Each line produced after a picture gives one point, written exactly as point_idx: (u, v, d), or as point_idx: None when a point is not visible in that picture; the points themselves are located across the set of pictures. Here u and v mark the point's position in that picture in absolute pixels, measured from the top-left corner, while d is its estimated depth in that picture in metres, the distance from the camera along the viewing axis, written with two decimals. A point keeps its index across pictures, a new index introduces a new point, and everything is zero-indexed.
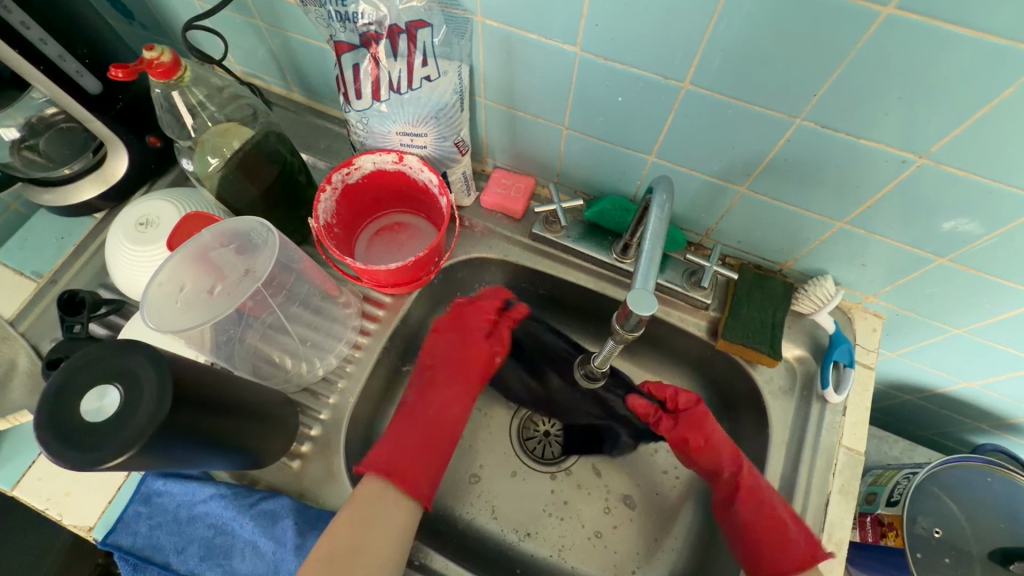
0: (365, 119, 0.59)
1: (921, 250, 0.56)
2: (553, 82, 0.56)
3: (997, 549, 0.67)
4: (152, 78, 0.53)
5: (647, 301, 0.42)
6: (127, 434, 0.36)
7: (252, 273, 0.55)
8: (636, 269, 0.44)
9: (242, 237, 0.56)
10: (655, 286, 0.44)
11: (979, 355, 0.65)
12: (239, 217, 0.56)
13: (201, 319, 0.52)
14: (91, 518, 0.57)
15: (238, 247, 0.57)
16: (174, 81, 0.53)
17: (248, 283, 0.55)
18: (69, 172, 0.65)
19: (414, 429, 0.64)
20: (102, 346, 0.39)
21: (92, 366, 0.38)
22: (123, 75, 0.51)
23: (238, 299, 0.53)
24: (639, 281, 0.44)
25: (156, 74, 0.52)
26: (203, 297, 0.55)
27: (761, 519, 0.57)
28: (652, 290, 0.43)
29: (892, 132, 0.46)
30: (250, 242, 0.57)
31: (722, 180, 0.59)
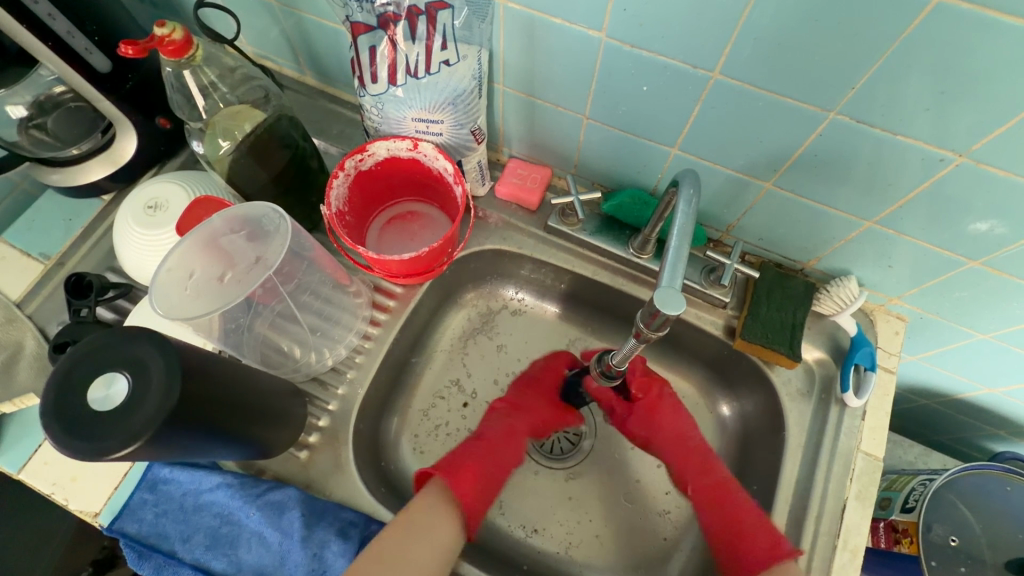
0: (380, 104, 0.57)
1: (953, 252, 0.54)
2: (576, 68, 0.54)
3: (1015, 559, 0.66)
4: (162, 57, 0.51)
5: (675, 300, 0.40)
6: (134, 425, 0.34)
7: (263, 261, 0.54)
8: (662, 267, 0.42)
9: (252, 223, 0.55)
10: (681, 284, 0.42)
11: (1003, 361, 0.64)
12: (250, 202, 0.54)
13: (212, 307, 0.51)
14: (97, 503, 0.56)
15: (248, 233, 0.56)
16: (185, 60, 0.52)
17: (258, 270, 0.53)
18: (77, 152, 0.64)
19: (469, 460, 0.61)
20: (111, 332, 0.37)
21: (99, 352, 0.36)
22: (133, 52, 0.49)
23: (248, 287, 0.52)
24: (665, 278, 0.42)
25: (167, 52, 0.50)
26: (213, 285, 0.53)
27: (723, 512, 0.58)
28: (679, 288, 0.41)
29: (931, 128, 0.44)
30: (261, 228, 0.55)
31: (747, 175, 0.57)
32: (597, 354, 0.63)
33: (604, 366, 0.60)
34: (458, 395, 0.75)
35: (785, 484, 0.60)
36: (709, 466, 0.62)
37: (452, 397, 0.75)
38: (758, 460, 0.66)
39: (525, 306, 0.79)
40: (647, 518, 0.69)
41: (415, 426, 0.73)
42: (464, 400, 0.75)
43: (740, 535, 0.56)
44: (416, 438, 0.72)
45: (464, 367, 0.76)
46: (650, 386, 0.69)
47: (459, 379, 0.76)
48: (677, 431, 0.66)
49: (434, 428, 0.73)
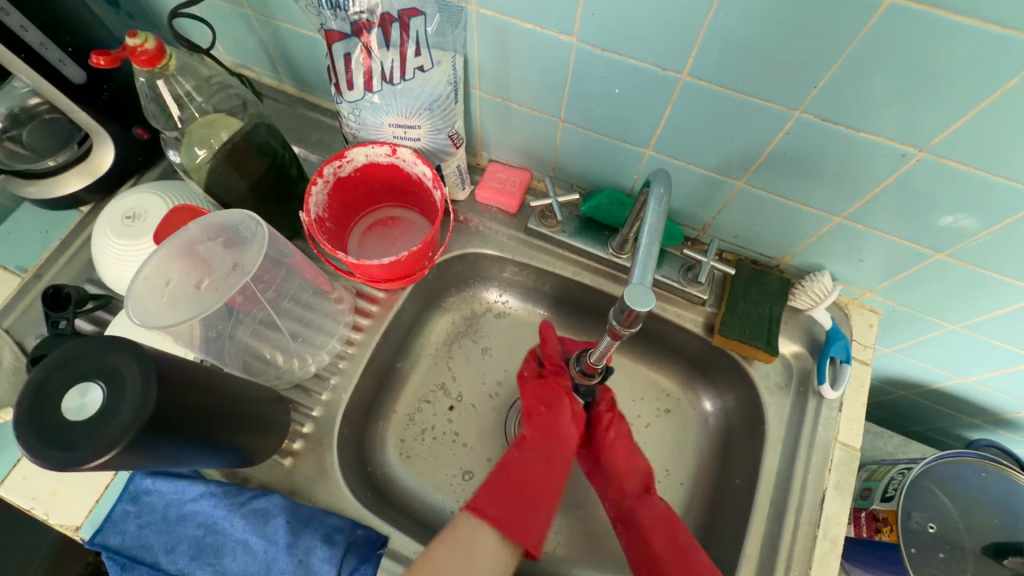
0: (357, 111, 0.58)
1: (920, 245, 0.55)
2: (549, 72, 0.55)
3: (991, 544, 0.66)
4: (136, 67, 0.51)
5: (644, 297, 0.41)
6: (108, 434, 0.34)
7: (241, 267, 0.54)
8: (633, 264, 0.43)
9: (229, 229, 0.55)
10: (652, 280, 0.43)
11: (974, 350, 0.66)
12: (227, 210, 0.54)
13: (190, 314, 0.51)
14: (79, 516, 0.56)
15: (225, 240, 0.56)
16: (159, 69, 0.52)
17: (236, 277, 0.53)
18: (53, 163, 0.64)
19: (515, 486, 0.57)
20: (86, 341, 0.37)
21: (75, 361, 0.36)
22: (106, 62, 0.49)
23: (227, 294, 0.52)
24: (636, 275, 0.43)
25: (140, 62, 0.50)
26: (190, 292, 0.53)
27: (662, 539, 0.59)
28: (650, 285, 0.42)
29: (892, 125, 0.45)
30: (238, 235, 0.55)
31: (719, 174, 0.58)
32: (575, 354, 0.63)
33: (585, 366, 0.60)
34: (443, 398, 0.75)
35: (766, 476, 0.61)
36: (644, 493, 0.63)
37: (437, 401, 0.75)
38: (741, 455, 0.66)
39: (508, 308, 0.80)
40: None
41: (401, 430, 0.73)
42: (449, 403, 0.75)
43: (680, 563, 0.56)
44: (402, 442, 0.72)
45: (449, 371, 0.77)
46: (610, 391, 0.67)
47: (444, 383, 0.76)
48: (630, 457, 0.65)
49: (420, 432, 0.73)
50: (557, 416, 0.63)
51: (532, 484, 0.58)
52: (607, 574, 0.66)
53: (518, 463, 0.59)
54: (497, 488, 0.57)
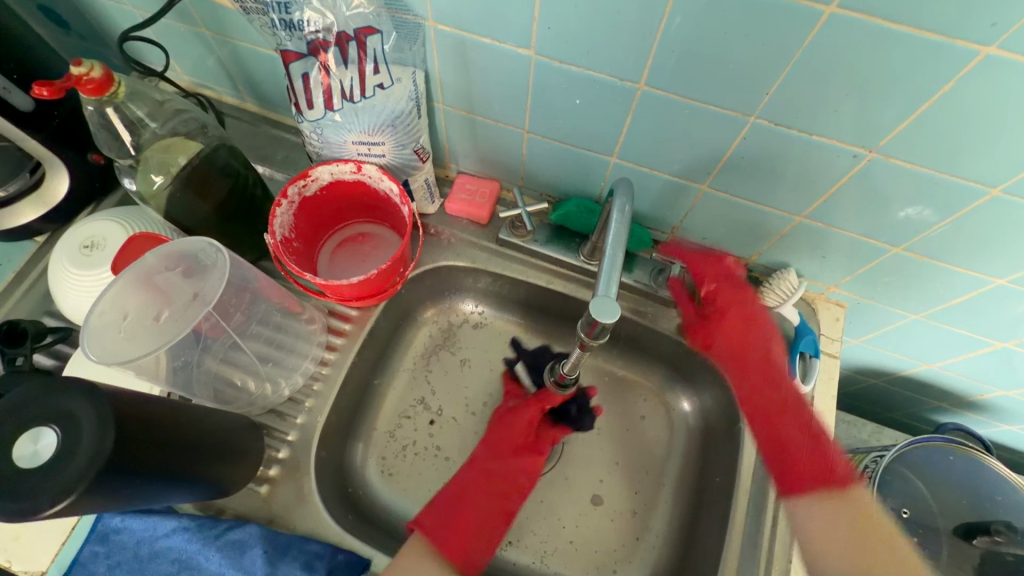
0: (319, 130, 0.57)
1: (878, 240, 0.57)
2: (511, 85, 0.55)
3: (961, 524, 0.68)
4: (83, 96, 0.50)
5: (610, 308, 0.41)
6: (61, 482, 0.33)
7: (202, 296, 0.53)
8: (598, 276, 0.43)
9: (188, 258, 0.54)
10: (617, 292, 0.43)
11: (935, 337, 0.68)
12: (185, 238, 0.53)
13: (150, 347, 0.49)
14: (43, 561, 0.53)
15: (185, 269, 0.54)
16: (107, 98, 0.50)
17: (197, 307, 0.52)
18: (5, 194, 0.61)
19: (455, 499, 0.62)
20: (42, 384, 0.36)
21: (29, 405, 0.35)
22: (50, 92, 0.48)
23: (189, 324, 0.51)
24: (601, 287, 0.43)
25: (86, 91, 0.49)
26: (149, 325, 0.52)
27: (784, 435, 0.58)
28: (614, 297, 0.42)
29: (842, 127, 0.46)
30: (198, 263, 0.54)
31: (683, 179, 0.59)
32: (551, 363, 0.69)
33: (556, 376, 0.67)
34: (423, 413, 0.75)
35: (744, 474, 0.61)
36: (774, 373, 0.62)
37: (417, 416, 0.75)
38: (721, 453, 0.67)
39: (485, 319, 0.80)
40: (614, 520, 0.69)
41: (382, 448, 0.72)
42: (430, 417, 0.75)
43: (812, 461, 0.56)
44: (384, 460, 0.72)
45: (429, 386, 0.76)
46: (715, 273, 0.65)
47: (424, 398, 0.76)
48: (749, 305, 0.64)
49: (401, 449, 0.73)
50: (512, 436, 0.68)
51: (471, 502, 0.62)
52: None
53: (469, 483, 0.64)
54: (445, 509, 0.61)
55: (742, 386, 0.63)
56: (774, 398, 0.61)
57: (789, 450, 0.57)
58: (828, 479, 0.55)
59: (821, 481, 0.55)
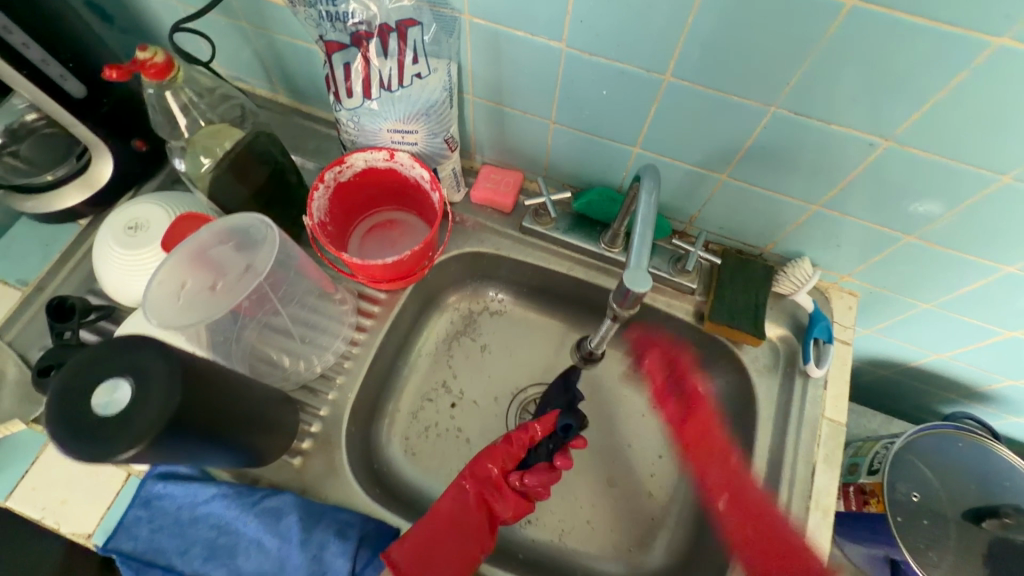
0: (356, 118, 0.60)
1: (890, 229, 0.59)
2: (540, 75, 0.57)
3: (970, 509, 0.70)
4: (145, 79, 0.53)
5: (643, 279, 0.45)
6: (135, 431, 0.35)
7: (254, 268, 0.55)
8: (630, 250, 0.46)
9: (239, 233, 0.56)
10: (647, 265, 0.47)
11: (946, 326, 0.70)
12: (236, 214, 0.56)
13: (204, 316, 0.53)
14: (89, 524, 0.56)
15: (236, 244, 0.57)
16: (167, 82, 0.53)
17: (249, 279, 0.55)
18: (51, 178, 0.66)
19: (434, 529, 0.57)
20: (115, 340, 0.38)
21: (103, 359, 0.37)
22: (117, 74, 0.50)
23: (240, 296, 0.54)
24: (634, 260, 0.46)
25: (150, 75, 0.52)
26: (205, 294, 0.55)
27: (768, 524, 0.56)
28: (645, 269, 0.46)
29: (859, 116, 0.49)
30: (248, 238, 0.57)
31: (703, 169, 0.61)
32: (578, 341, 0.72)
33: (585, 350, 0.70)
34: (445, 396, 0.77)
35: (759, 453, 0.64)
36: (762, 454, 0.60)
37: (439, 398, 0.77)
38: (736, 436, 0.69)
39: (505, 307, 0.83)
40: (630, 501, 0.71)
41: (406, 428, 0.75)
42: (451, 400, 0.77)
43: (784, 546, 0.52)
44: (407, 440, 0.74)
45: (450, 370, 0.79)
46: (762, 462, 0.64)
47: (446, 381, 0.78)
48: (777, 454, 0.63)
49: (424, 429, 0.75)
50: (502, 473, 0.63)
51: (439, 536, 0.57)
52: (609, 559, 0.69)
53: (445, 519, 0.58)
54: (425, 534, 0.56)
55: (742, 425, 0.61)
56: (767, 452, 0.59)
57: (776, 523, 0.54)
58: None
59: None
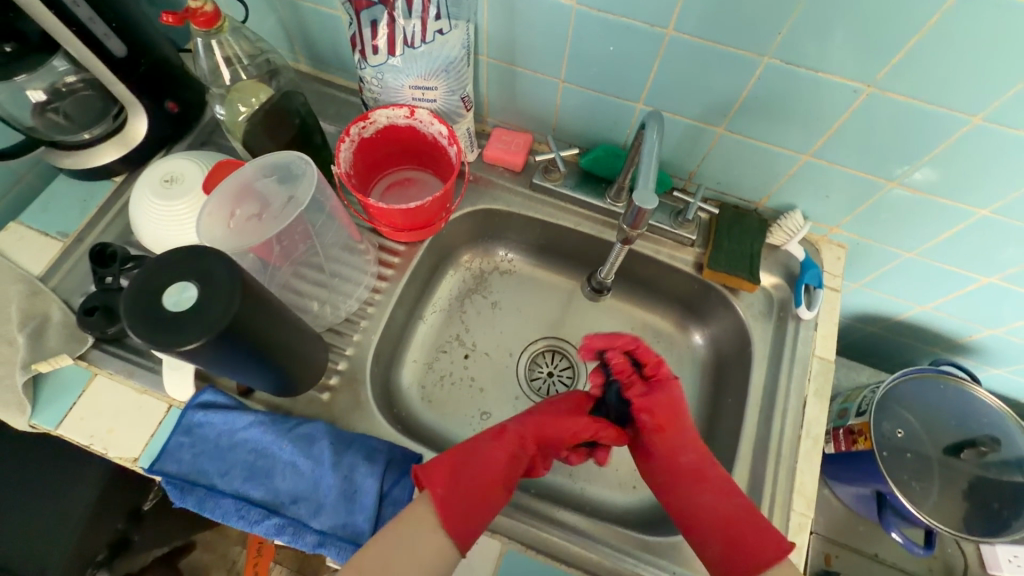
0: (380, 75, 0.64)
1: (874, 176, 0.64)
2: (552, 33, 0.62)
3: (950, 444, 0.75)
4: (194, 27, 0.56)
5: (650, 197, 0.52)
6: (203, 325, 0.40)
7: (296, 199, 0.60)
8: (637, 174, 0.52)
9: (282, 168, 0.61)
10: (653, 188, 0.53)
11: (928, 275, 0.75)
12: (279, 150, 0.60)
13: (252, 240, 0.57)
14: (135, 449, 0.60)
15: (280, 178, 0.61)
16: (215, 31, 0.57)
17: (291, 208, 0.59)
18: (89, 136, 0.70)
19: (470, 455, 0.55)
20: (180, 250, 0.43)
21: (172, 265, 0.42)
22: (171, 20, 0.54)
23: (284, 222, 0.58)
24: (640, 183, 0.53)
25: (199, 23, 0.56)
26: (254, 223, 0.59)
27: (728, 515, 0.54)
28: (652, 190, 0.52)
29: (845, 63, 0.54)
30: (290, 173, 0.61)
31: (702, 122, 0.66)
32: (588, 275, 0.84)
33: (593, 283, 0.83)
34: (459, 347, 0.82)
35: (755, 388, 0.69)
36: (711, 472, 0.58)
37: (453, 350, 0.82)
38: (733, 377, 0.74)
39: (514, 266, 0.87)
40: None
41: (422, 376, 0.79)
42: (465, 352, 0.82)
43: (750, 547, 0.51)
44: (424, 387, 0.79)
45: (463, 324, 0.84)
46: (686, 449, 0.60)
47: (459, 334, 0.83)
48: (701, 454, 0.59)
49: (439, 378, 0.80)
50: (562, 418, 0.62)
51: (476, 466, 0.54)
52: (614, 493, 0.74)
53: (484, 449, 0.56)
54: (460, 464, 0.54)
55: (683, 458, 0.59)
56: (717, 476, 0.57)
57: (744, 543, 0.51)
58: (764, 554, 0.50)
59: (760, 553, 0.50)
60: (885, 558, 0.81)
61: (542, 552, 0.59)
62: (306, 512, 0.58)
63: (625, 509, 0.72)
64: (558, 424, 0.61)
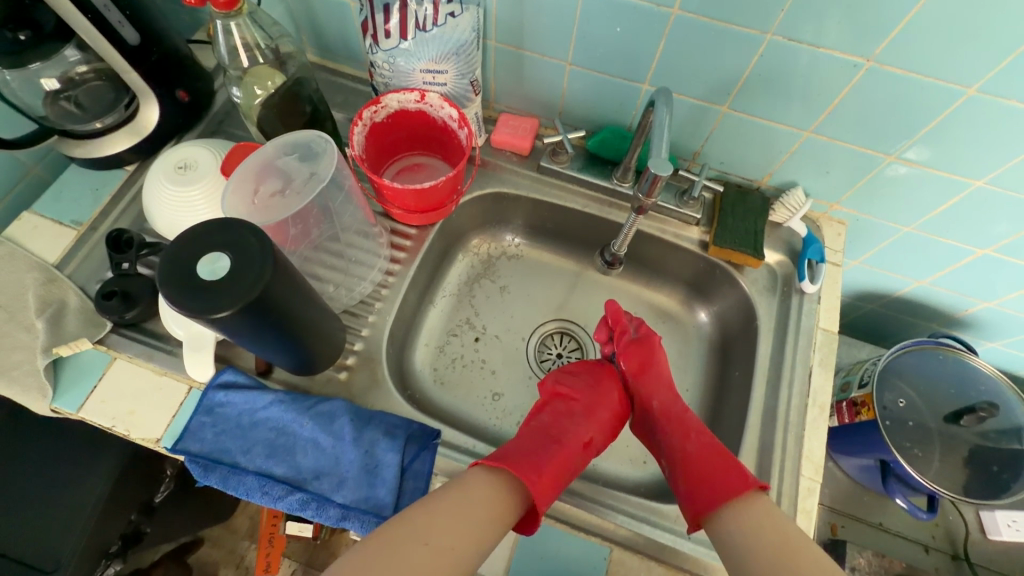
0: (391, 59, 0.66)
1: (873, 150, 0.66)
2: (559, 16, 0.64)
3: (950, 412, 0.77)
4: (214, 9, 0.56)
5: (665, 165, 0.54)
6: (239, 291, 0.41)
7: (318, 174, 0.60)
8: (652, 144, 0.54)
9: (302, 147, 0.62)
10: (666, 156, 0.55)
11: (925, 250, 0.77)
12: (300, 129, 0.61)
13: (280, 214, 0.58)
14: (157, 430, 0.61)
15: (300, 156, 0.62)
16: (234, 13, 0.57)
17: (314, 183, 0.60)
18: (101, 126, 0.71)
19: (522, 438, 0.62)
20: (213, 222, 0.44)
21: (206, 236, 0.43)
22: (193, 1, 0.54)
23: (308, 197, 0.59)
24: (655, 151, 0.54)
25: (219, 6, 0.55)
26: (278, 199, 0.60)
27: (702, 453, 0.61)
28: (666, 158, 0.54)
29: (845, 39, 0.56)
30: (310, 151, 0.62)
31: (706, 102, 0.68)
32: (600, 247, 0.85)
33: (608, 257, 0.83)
34: (470, 331, 0.83)
35: (761, 360, 0.71)
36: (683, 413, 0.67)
37: (464, 333, 0.83)
38: (740, 352, 0.76)
39: (521, 251, 0.89)
40: None
41: (434, 359, 0.81)
42: (475, 335, 0.83)
43: (722, 481, 0.58)
44: (436, 370, 0.80)
45: (473, 308, 0.85)
46: (676, 403, 0.68)
47: (469, 318, 0.84)
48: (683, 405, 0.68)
49: (451, 361, 0.81)
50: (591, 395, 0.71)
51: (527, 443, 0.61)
52: (626, 467, 0.75)
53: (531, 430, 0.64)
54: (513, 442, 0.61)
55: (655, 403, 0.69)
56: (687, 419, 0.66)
57: (715, 477, 0.58)
58: (730, 487, 0.57)
59: (727, 486, 0.57)
60: (888, 527, 0.84)
61: (560, 520, 0.61)
62: (329, 487, 0.59)
63: (637, 483, 0.74)
64: (594, 403, 0.70)
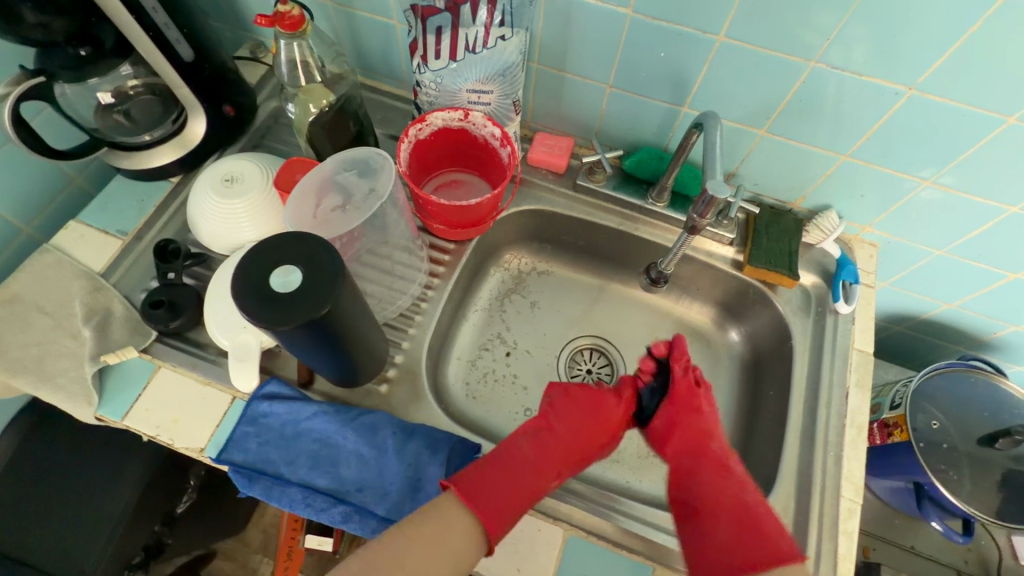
0: (439, 79, 0.67)
1: (909, 175, 0.67)
2: (604, 40, 0.65)
3: (985, 434, 0.77)
4: (279, 30, 0.59)
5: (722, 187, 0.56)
6: (309, 305, 0.42)
7: (377, 190, 0.62)
8: (705, 167, 0.56)
9: (360, 162, 0.64)
10: (721, 178, 0.57)
11: (956, 273, 0.78)
12: (359, 146, 0.64)
13: (340, 229, 0.60)
14: (201, 440, 0.61)
15: (359, 172, 0.64)
16: (298, 35, 0.60)
17: (372, 199, 0.62)
18: (149, 138, 0.72)
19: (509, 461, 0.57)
20: (284, 236, 0.45)
21: (278, 249, 0.44)
22: (263, 22, 0.58)
23: (366, 212, 0.61)
24: (710, 174, 0.56)
25: (285, 27, 0.58)
26: (337, 213, 0.62)
27: (733, 500, 0.57)
28: (722, 181, 0.56)
29: (887, 68, 0.57)
30: (368, 167, 0.64)
31: (744, 125, 0.70)
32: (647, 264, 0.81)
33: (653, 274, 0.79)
34: (501, 346, 0.84)
35: (798, 380, 0.71)
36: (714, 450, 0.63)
37: (495, 348, 0.84)
38: (773, 371, 0.77)
39: (551, 268, 0.90)
40: None
41: (466, 374, 0.81)
42: (506, 350, 0.84)
43: (758, 541, 0.52)
44: (468, 384, 0.80)
45: (504, 323, 0.86)
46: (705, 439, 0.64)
47: (500, 333, 0.85)
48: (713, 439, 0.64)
49: (483, 375, 0.81)
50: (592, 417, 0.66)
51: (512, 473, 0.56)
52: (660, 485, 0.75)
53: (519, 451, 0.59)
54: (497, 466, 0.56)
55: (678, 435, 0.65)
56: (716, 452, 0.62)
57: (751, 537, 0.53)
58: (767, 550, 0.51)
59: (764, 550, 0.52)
60: (920, 551, 0.83)
61: (602, 538, 0.61)
62: (371, 499, 0.59)
63: None
64: (589, 427, 0.65)
